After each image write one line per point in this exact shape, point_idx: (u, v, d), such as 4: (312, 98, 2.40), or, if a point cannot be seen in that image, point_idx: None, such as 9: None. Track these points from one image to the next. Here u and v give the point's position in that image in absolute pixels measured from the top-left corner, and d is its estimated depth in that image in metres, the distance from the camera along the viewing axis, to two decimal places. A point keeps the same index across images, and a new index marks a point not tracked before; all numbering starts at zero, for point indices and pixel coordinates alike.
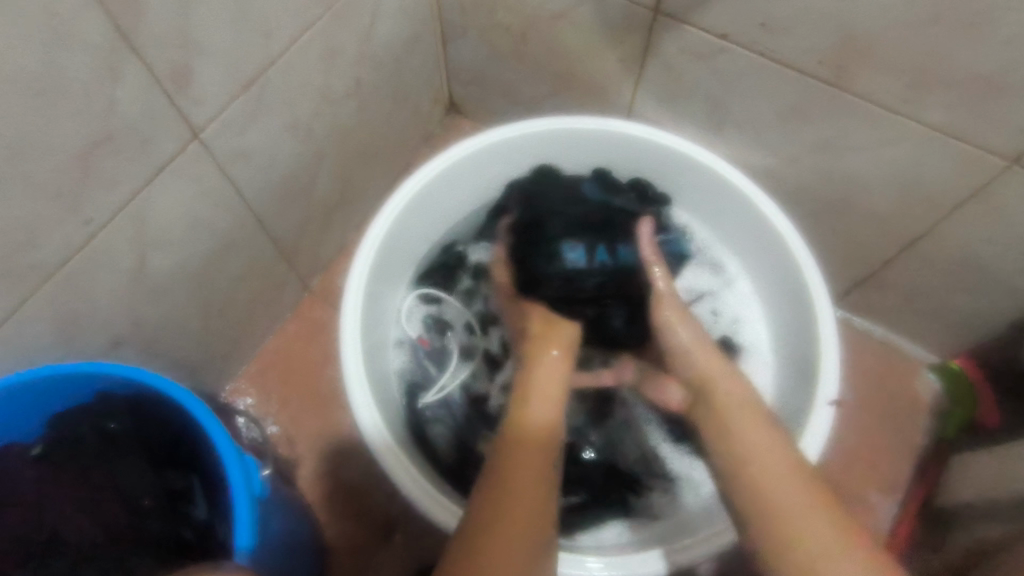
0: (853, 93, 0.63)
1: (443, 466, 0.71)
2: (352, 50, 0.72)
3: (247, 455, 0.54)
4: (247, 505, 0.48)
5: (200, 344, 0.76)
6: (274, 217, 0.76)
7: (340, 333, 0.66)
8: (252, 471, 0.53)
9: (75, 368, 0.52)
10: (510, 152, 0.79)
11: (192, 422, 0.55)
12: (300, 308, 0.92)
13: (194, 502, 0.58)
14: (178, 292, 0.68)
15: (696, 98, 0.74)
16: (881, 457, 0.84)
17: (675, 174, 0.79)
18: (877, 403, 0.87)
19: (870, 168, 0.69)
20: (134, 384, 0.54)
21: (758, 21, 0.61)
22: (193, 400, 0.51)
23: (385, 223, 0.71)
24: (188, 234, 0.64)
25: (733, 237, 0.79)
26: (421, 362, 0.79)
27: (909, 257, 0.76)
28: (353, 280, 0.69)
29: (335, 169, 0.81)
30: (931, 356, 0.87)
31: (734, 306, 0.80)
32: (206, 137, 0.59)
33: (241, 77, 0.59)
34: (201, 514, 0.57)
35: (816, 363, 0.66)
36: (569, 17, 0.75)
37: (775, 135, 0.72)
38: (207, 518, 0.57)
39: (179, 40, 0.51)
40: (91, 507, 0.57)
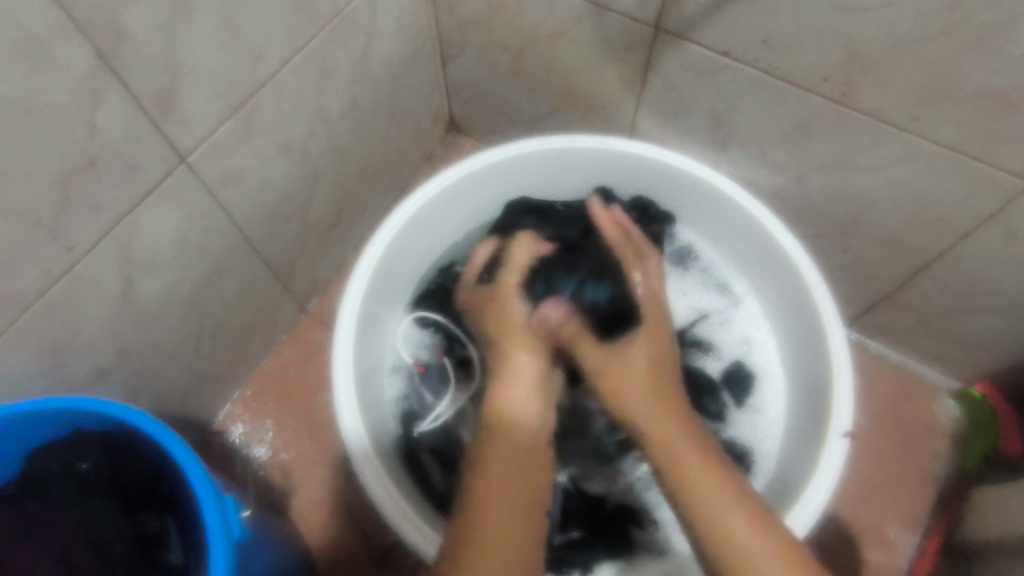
0: (861, 111, 0.61)
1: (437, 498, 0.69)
2: (346, 70, 0.71)
3: (226, 495, 0.51)
4: (223, 550, 0.46)
5: (191, 369, 0.74)
6: (268, 239, 0.74)
7: (332, 359, 0.64)
8: (232, 513, 0.50)
9: (49, 406, 0.50)
10: (508, 172, 0.77)
11: (169, 459, 0.52)
12: (296, 331, 0.90)
13: (169, 547, 0.57)
14: (167, 319, 0.66)
15: (699, 115, 0.72)
16: (900, 487, 0.80)
17: (680, 191, 0.77)
18: (894, 430, 0.83)
19: (880, 188, 0.67)
20: (108, 419, 0.53)
21: (760, 38, 0.59)
22: (166, 433, 0.50)
23: (380, 245, 0.70)
24: (177, 259, 0.63)
25: (740, 255, 0.77)
26: (417, 388, 0.76)
27: (924, 279, 0.73)
28: (346, 305, 0.67)
29: (330, 191, 0.80)
30: (950, 381, 0.84)
31: (743, 327, 0.77)
32: (194, 160, 0.58)
33: (230, 100, 0.57)
34: (176, 558, 0.56)
35: (828, 391, 0.63)
36: (567, 34, 0.73)
37: (781, 152, 0.70)
38: (183, 563, 0.56)
39: (163, 64, 0.50)
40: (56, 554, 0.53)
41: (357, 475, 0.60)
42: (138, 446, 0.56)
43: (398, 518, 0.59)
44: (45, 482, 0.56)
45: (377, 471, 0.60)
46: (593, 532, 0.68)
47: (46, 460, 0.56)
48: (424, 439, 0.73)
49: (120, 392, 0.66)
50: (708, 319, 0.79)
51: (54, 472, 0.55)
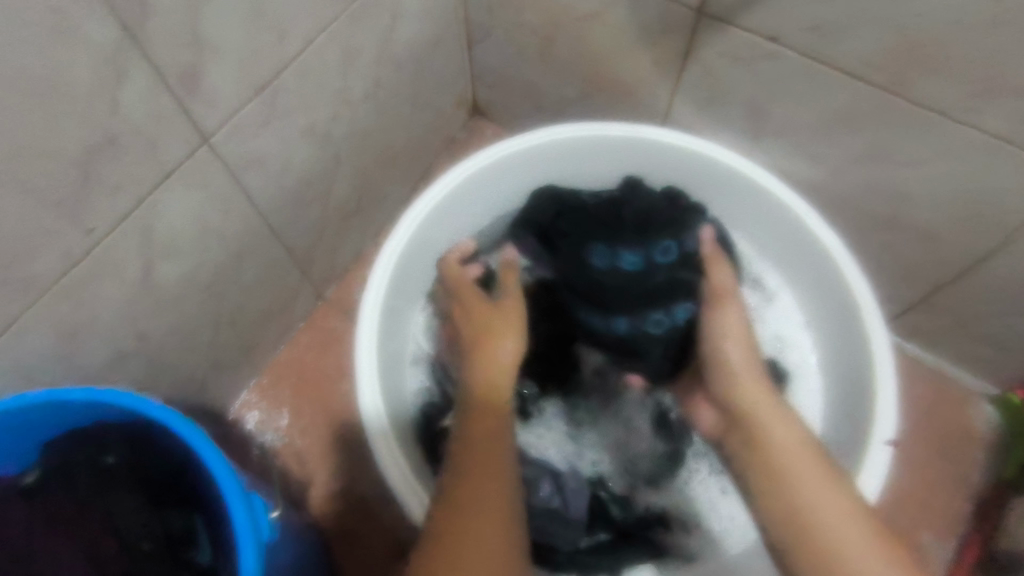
0: (905, 98, 0.57)
1: None
2: (371, 50, 0.68)
3: (254, 494, 0.50)
4: (252, 549, 0.44)
5: (209, 357, 0.73)
6: (288, 225, 0.72)
7: (355, 351, 0.63)
8: (260, 513, 0.49)
9: (71, 398, 0.49)
10: (535, 160, 0.74)
11: (193, 456, 0.51)
12: (313, 318, 0.88)
13: (197, 547, 0.56)
14: (186, 305, 0.64)
15: (737, 104, 0.69)
16: (932, 494, 0.78)
17: (713, 183, 0.74)
18: (928, 436, 0.80)
19: (928, 184, 0.63)
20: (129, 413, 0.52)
21: (810, 24, 0.56)
22: (194, 431, 0.48)
23: (402, 236, 0.68)
24: (196, 244, 0.61)
25: (774, 250, 0.74)
26: (439, 381, 0.74)
27: (970, 281, 0.70)
28: (369, 298, 0.65)
29: (351, 176, 0.78)
30: (989, 387, 0.80)
31: (776, 323, 0.75)
32: (216, 142, 0.56)
33: (254, 80, 0.55)
34: (204, 559, 0.56)
35: (870, 394, 0.61)
36: (601, 18, 0.70)
37: (823, 145, 0.67)
38: (211, 564, 0.56)
39: (188, 41, 0.47)
40: (86, 551, 0.53)
41: (381, 468, 0.59)
42: (167, 443, 0.54)
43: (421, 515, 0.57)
44: (68, 471, 0.55)
45: (400, 465, 0.59)
46: (621, 536, 0.67)
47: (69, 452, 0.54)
48: (444, 432, 0.71)
49: (135, 381, 0.64)
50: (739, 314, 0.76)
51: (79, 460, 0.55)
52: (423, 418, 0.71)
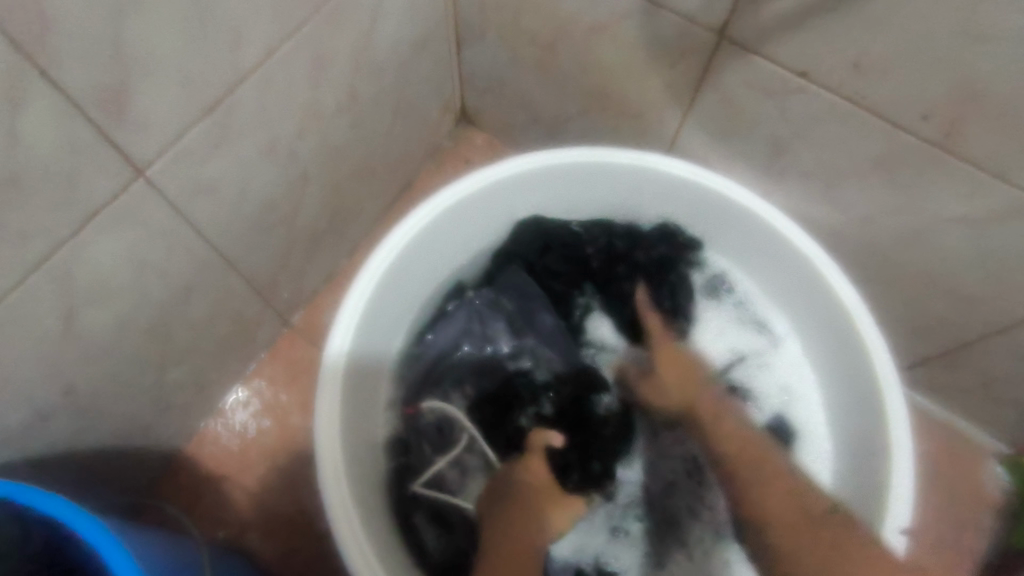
0: (958, 154, 0.51)
1: (426, 564, 0.60)
2: (346, 58, 0.60)
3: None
4: None
5: (155, 399, 0.65)
6: (247, 252, 0.64)
7: (315, 403, 0.55)
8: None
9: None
10: (526, 188, 0.67)
11: (82, 548, 0.43)
12: (277, 347, 0.78)
13: None
14: (122, 348, 0.56)
15: (755, 139, 0.62)
16: (935, 559, 0.73)
17: (722, 220, 0.67)
18: (933, 496, 0.75)
19: (963, 241, 0.57)
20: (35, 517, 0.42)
21: (851, 59, 0.49)
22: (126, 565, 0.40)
23: (375, 273, 0.60)
24: (136, 283, 0.53)
25: (784, 294, 0.68)
26: (414, 434, 0.66)
27: (996, 341, 0.64)
28: (334, 343, 0.57)
29: (321, 194, 0.70)
30: (1000, 447, 0.75)
31: (784, 375, 0.68)
32: (154, 173, 0.48)
33: (199, 101, 0.47)
34: None
35: (886, 472, 0.55)
36: (609, 31, 0.62)
37: (850, 190, 0.60)
38: None
39: (110, 59, 0.40)
40: None
41: (334, 536, 0.51)
42: (74, 557, 0.44)
43: None
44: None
45: (355, 530, 0.51)
46: None
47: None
48: (415, 494, 0.63)
49: (62, 433, 0.57)
50: (743, 362, 0.69)
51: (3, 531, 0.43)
52: (395, 474, 0.63)
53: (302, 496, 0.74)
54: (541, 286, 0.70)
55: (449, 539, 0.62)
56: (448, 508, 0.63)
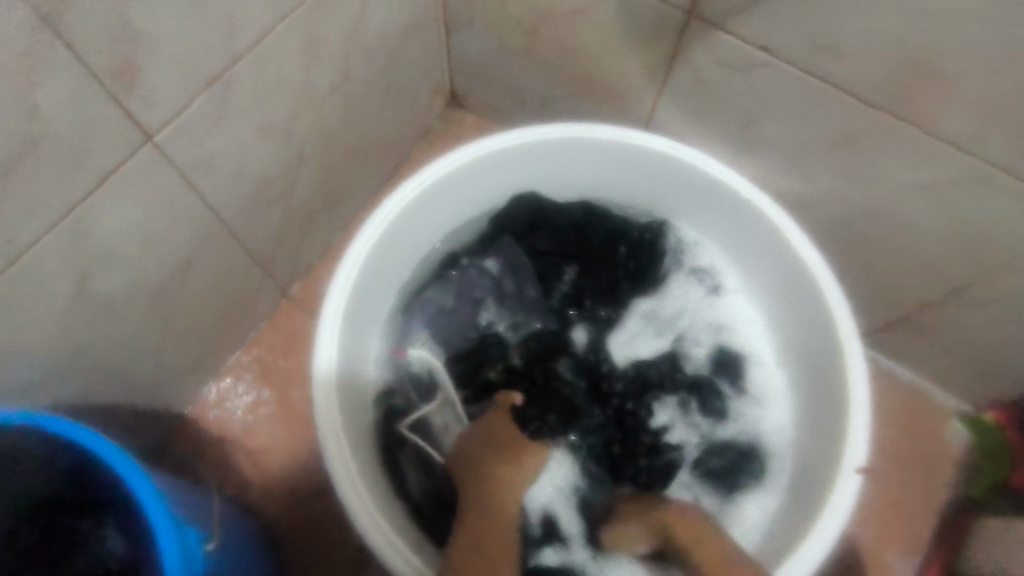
0: (907, 121, 0.55)
1: (410, 497, 0.64)
2: (339, 39, 0.64)
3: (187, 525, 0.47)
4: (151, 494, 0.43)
5: (162, 362, 0.69)
6: (248, 223, 0.68)
7: (313, 359, 0.59)
8: (193, 544, 0.46)
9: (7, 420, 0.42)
10: (511, 162, 0.71)
11: (101, 470, 0.46)
12: (276, 318, 0.82)
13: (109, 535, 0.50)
14: (132, 308, 0.60)
15: (725, 112, 0.66)
16: (901, 511, 0.78)
17: (695, 193, 0.71)
18: (899, 452, 0.79)
19: (917, 204, 0.62)
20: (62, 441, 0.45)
21: (805, 35, 0.53)
22: (137, 475, 0.44)
23: (368, 239, 0.64)
24: (145, 246, 0.57)
25: (748, 259, 0.72)
26: (403, 382, 0.70)
27: (952, 303, 0.69)
28: (330, 304, 0.61)
29: (317, 170, 0.74)
30: (963, 406, 0.80)
31: (748, 334, 0.73)
32: (161, 140, 0.52)
33: (205, 74, 0.51)
34: (115, 545, 0.49)
35: (843, 416, 0.59)
36: (587, 13, 0.66)
37: (813, 160, 0.64)
38: (125, 552, 0.49)
39: (124, 32, 0.44)
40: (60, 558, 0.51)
41: (333, 481, 0.55)
42: (93, 480, 0.48)
43: (370, 529, 0.54)
44: (13, 454, 0.45)
45: (350, 470, 0.55)
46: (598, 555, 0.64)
47: (21, 443, 0.44)
48: (402, 437, 0.67)
49: (77, 389, 0.60)
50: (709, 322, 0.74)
51: (28, 453, 0.45)
52: (385, 417, 0.68)
53: (301, 457, 0.78)
54: (531, 260, 0.75)
55: (431, 476, 0.67)
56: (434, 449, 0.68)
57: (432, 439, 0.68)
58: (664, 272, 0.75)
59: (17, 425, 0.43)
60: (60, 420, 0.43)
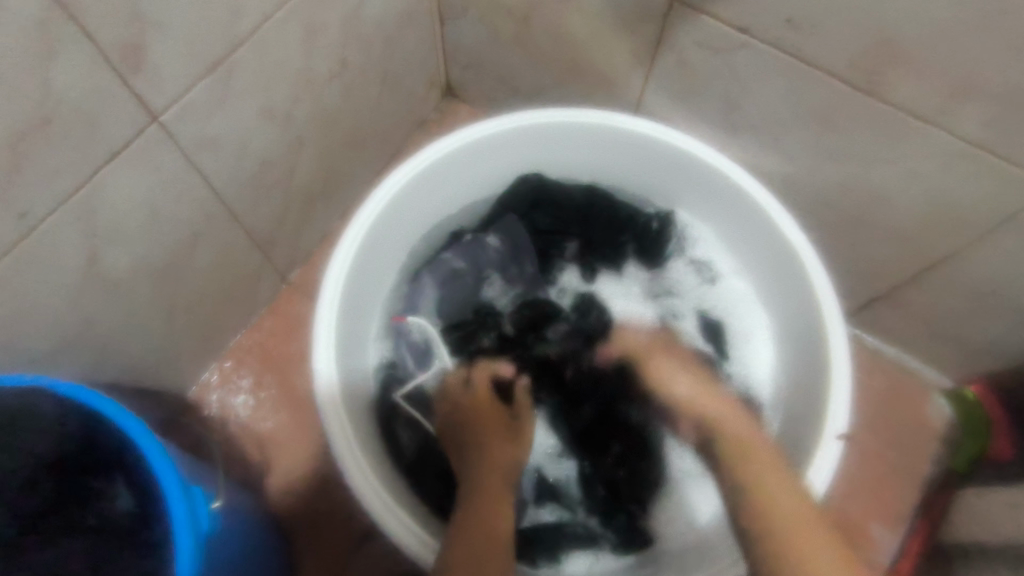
0: (881, 99, 0.57)
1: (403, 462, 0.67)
2: (337, 27, 0.66)
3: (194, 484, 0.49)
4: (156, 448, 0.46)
5: (166, 342, 0.71)
6: (249, 206, 0.70)
7: (313, 335, 0.61)
8: (200, 503, 0.48)
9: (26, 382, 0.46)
10: (504, 146, 0.72)
11: (112, 431, 0.49)
12: (276, 302, 0.84)
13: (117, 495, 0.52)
14: (137, 286, 0.62)
15: (709, 95, 0.68)
16: (884, 484, 0.80)
17: (684, 174, 0.72)
18: (882, 427, 0.82)
19: (893, 181, 0.64)
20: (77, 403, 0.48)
21: (783, 17, 0.55)
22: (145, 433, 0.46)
23: (364, 224, 0.65)
24: (150, 226, 0.59)
25: (736, 238, 0.73)
26: (400, 354, 0.72)
27: (931, 279, 0.71)
28: (328, 284, 0.63)
29: (316, 156, 0.76)
30: (945, 382, 0.82)
31: (736, 310, 0.75)
32: (166, 122, 0.54)
33: (207, 57, 0.53)
34: (124, 505, 0.52)
35: (825, 387, 0.61)
36: (576, 1, 0.68)
37: (795, 140, 0.67)
38: (131, 508, 0.52)
39: (132, 16, 0.46)
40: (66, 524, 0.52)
41: (332, 451, 0.57)
42: (107, 444, 0.51)
43: (369, 496, 0.56)
44: (31, 414, 0.48)
45: (348, 440, 0.57)
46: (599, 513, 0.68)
47: (40, 407, 0.47)
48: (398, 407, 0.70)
49: (84, 366, 0.62)
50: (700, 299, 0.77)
51: (42, 413, 0.48)
52: (382, 386, 0.70)
53: (302, 436, 0.80)
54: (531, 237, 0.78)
55: (425, 444, 0.69)
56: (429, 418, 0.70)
57: (428, 408, 0.70)
58: (662, 255, 0.79)
59: (38, 386, 0.46)
60: (79, 386, 0.47)
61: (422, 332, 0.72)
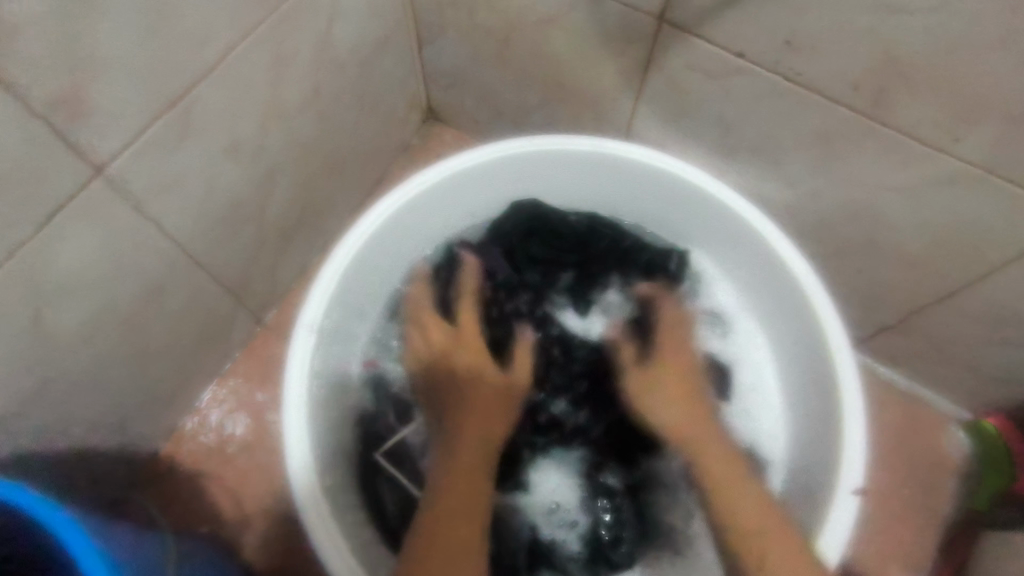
0: (890, 125, 0.53)
1: (384, 521, 0.62)
2: (304, 57, 0.62)
3: None
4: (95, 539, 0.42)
5: (131, 396, 0.66)
6: (216, 250, 0.66)
7: (284, 382, 0.57)
8: None
9: None
10: (491, 176, 0.69)
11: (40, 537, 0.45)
12: (253, 345, 0.80)
13: None
14: (94, 345, 0.58)
15: (704, 119, 0.64)
16: (903, 525, 0.75)
17: (681, 204, 0.68)
18: (900, 464, 0.77)
19: (903, 208, 0.59)
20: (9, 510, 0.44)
21: (782, 39, 0.51)
22: (79, 539, 0.43)
23: (349, 249, 0.62)
24: (103, 283, 0.55)
25: (738, 270, 0.69)
26: (383, 405, 0.68)
27: (947, 308, 0.66)
28: (303, 326, 0.59)
29: (289, 191, 0.71)
30: (961, 412, 0.78)
31: (743, 345, 0.70)
32: (114, 173, 0.50)
33: (157, 102, 0.49)
34: None
35: (836, 436, 0.57)
36: (559, 22, 0.64)
37: (797, 165, 0.62)
38: None
39: (66, 62, 0.42)
40: None
41: (300, 513, 0.53)
42: (36, 552, 0.46)
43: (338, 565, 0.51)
44: None
45: (318, 501, 0.53)
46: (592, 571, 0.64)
47: None
48: (378, 463, 0.65)
49: (37, 435, 0.58)
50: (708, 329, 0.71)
51: None
52: (362, 439, 0.66)
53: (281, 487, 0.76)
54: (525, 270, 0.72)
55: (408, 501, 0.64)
56: (413, 471, 0.66)
57: (412, 461, 0.66)
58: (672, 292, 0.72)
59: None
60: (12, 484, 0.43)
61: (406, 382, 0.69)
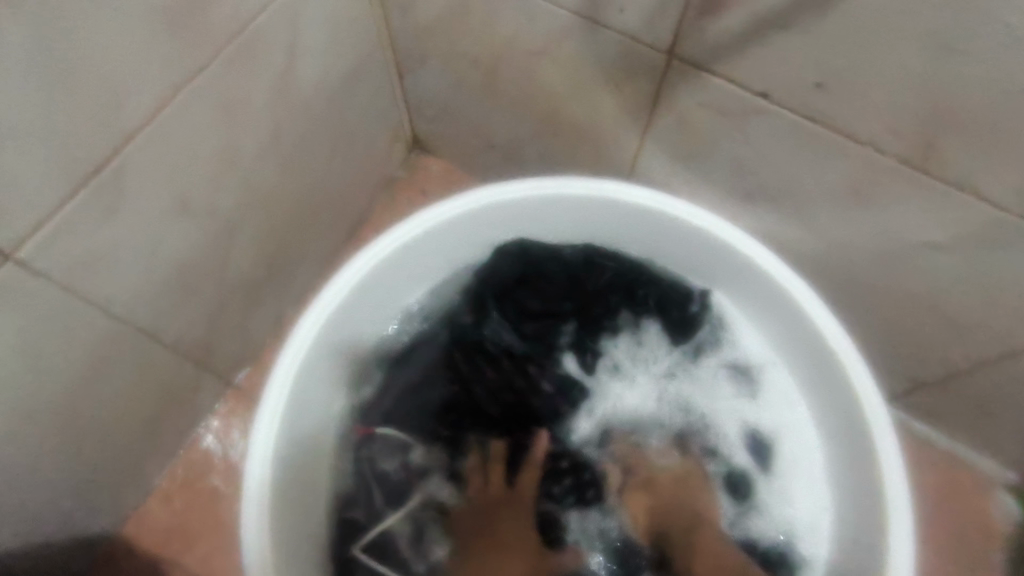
0: (939, 178, 0.45)
1: None
2: (263, 100, 0.54)
3: None
4: None
5: (79, 481, 0.59)
6: (171, 317, 0.59)
7: (244, 468, 0.50)
8: None
9: None
10: (481, 224, 0.62)
11: None
12: (222, 408, 0.73)
13: None
14: (24, 437, 0.51)
15: (719, 161, 0.56)
16: None
17: (694, 252, 0.61)
18: (940, 534, 0.69)
19: (950, 265, 0.52)
20: None
21: (811, 79, 0.43)
22: None
23: (313, 324, 0.55)
24: (27, 374, 0.48)
25: (764, 321, 0.60)
26: (368, 486, 0.60)
27: (996, 369, 0.58)
28: (268, 404, 0.52)
29: (254, 245, 0.64)
30: (1007, 474, 0.70)
31: (774, 405, 0.60)
32: (27, 256, 0.42)
33: (75, 172, 0.42)
34: None
35: (881, 530, 0.50)
36: (552, 52, 0.57)
37: (826, 215, 0.54)
38: None
39: None
40: None
41: None
42: None
43: None
44: None
45: None
46: None
47: None
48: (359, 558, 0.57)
49: None
50: (731, 386, 0.62)
51: None
52: (341, 527, 0.58)
53: None
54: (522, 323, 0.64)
55: None
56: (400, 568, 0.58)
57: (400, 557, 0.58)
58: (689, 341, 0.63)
59: None
60: None
61: (400, 463, 0.60)
